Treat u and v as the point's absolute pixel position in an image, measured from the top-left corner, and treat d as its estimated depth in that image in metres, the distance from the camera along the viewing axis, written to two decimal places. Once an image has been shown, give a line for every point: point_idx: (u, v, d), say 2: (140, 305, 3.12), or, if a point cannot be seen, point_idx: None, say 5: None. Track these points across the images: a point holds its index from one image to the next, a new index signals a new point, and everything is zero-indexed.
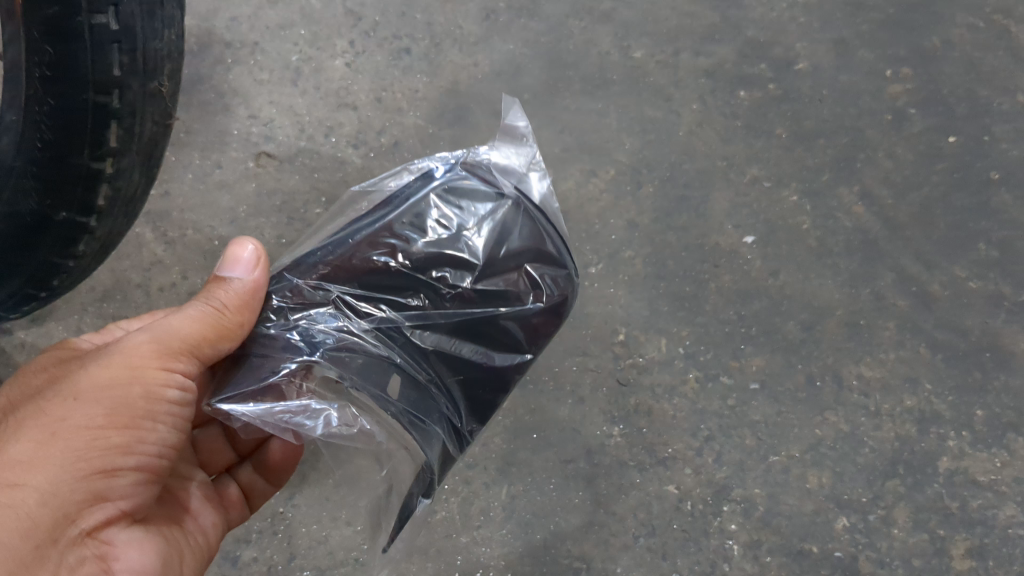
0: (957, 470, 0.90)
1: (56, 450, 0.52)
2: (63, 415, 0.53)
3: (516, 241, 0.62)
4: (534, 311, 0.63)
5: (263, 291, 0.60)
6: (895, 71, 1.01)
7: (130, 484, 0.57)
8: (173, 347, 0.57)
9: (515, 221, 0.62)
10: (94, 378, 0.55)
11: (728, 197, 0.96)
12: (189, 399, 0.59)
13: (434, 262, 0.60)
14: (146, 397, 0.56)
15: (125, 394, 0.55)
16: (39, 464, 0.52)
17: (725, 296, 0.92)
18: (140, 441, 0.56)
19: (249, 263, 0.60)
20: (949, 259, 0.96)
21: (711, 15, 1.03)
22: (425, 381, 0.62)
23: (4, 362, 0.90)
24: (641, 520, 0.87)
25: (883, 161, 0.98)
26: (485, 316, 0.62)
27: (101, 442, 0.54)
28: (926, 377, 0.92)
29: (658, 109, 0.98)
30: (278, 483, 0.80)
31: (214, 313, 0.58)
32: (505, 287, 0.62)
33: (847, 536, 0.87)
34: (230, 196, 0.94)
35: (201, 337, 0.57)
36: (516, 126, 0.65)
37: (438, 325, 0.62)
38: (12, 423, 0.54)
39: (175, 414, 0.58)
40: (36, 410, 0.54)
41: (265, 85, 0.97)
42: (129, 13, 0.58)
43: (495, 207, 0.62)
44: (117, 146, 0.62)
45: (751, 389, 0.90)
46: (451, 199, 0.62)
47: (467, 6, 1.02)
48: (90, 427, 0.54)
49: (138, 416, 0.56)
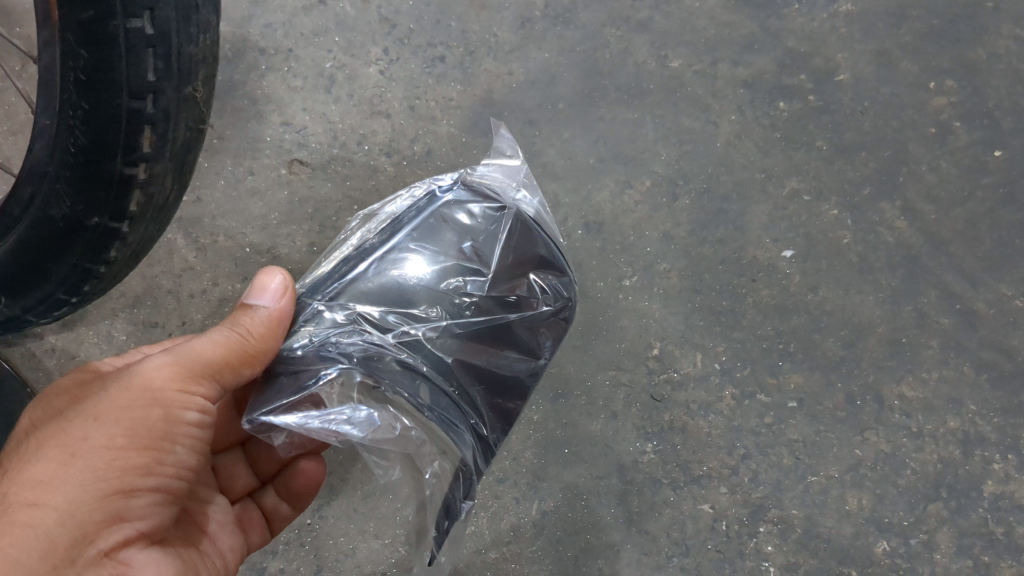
0: (1002, 494, 0.87)
1: (75, 471, 0.52)
2: (83, 435, 0.53)
3: (519, 250, 0.67)
4: (544, 317, 0.69)
5: (287, 319, 0.61)
6: (939, 84, 0.99)
7: (149, 504, 0.56)
8: (195, 370, 0.56)
9: (517, 232, 0.67)
10: (114, 398, 0.54)
11: (765, 211, 0.94)
12: (208, 420, 0.58)
13: (448, 274, 0.64)
14: (166, 417, 0.55)
15: (145, 417, 0.54)
16: (57, 485, 0.51)
17: (763, 312, 0.90)
18: (159, 462, 0.55)
19: (277, 292, 0.61)
20: (994, 276, 0.93)
21: (751, 24, 1.00)
22: (454, 389, 0.63)
23: (37, 366, 0.91)
24: (675, 539, 0.85)
25: (926, 175, 0.96)
26: (498, 323, 0.66)
27: (120, 463, 0.53)
28: (970, 399, 0.89)
29: (695, 119, 0.97)
30: (301, 507, 0.78)
31: (239, 338, 0.58)
32: (517, 294, 0.67)
33: (887, 560, 0.85)
34: (262, 204, 0.93)
35: (225, 361, 0.57)
36: (504, 149, 0.73)
37: (456, 336, 0.64)
38: (33, 445, 0.53)
39: (193, 435, 0.58)
40: (56, 431, 0.53)
41: (298, 92, 0.97)
42: (165, 18, 0.57)
43: (500, 217, 0.67)
44: (150, 152, 0.61)
45: (789, 407, 0.88)
46: (455, 213, 0.67)
47: (502, 14, 1.00)
48: (109, 447, 0.53)
49: (158, 437, 0.55)
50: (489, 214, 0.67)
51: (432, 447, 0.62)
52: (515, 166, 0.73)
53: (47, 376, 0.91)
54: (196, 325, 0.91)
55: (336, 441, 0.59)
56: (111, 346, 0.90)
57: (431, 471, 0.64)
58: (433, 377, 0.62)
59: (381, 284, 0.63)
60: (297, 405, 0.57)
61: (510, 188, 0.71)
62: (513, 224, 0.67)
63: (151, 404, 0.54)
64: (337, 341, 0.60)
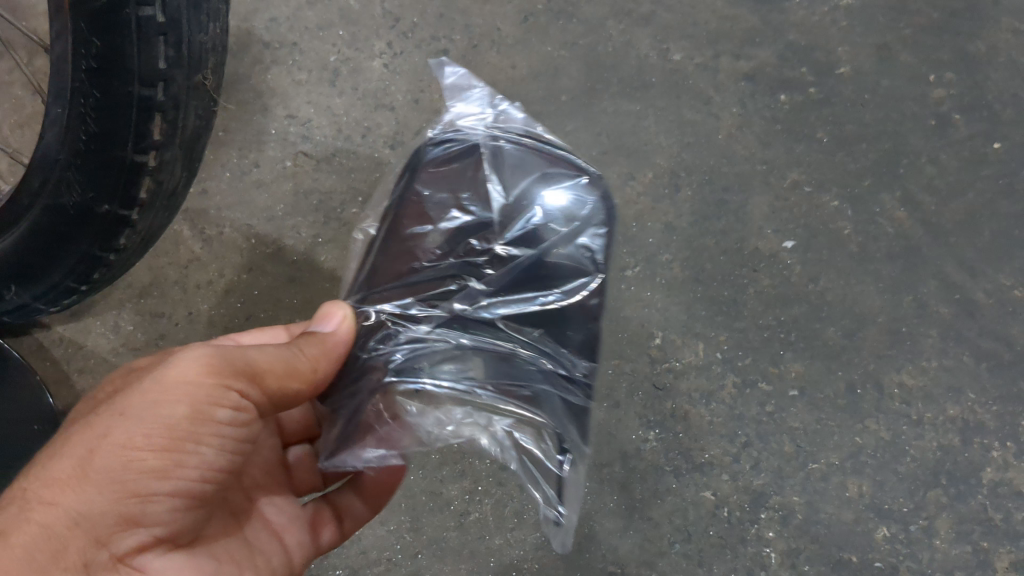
0: (1002, 481, 0.88)
1: (92, 469, 0.48)
2: (106, 430, 0.49)
3: (510, 183, 0.67)
4: (569, 234, 0.67)
5: (348, 342, 0.60)
6: (939, 76, 1.00)
7: (171, 509, 0.52)
8: (229, 368, 0.53)
9: (501, 168, 0.68)
10: (142, 394, 0.50)
11: (767, 202, 0.95)
12: (242, 420, 0.54)
13: (461, 237, 0.65)
14: (191, 414, 0.51)
15: (170, 413, 0.50)
16: (74, 484, 0.48)
17: (764, 302, 0.91)
18: (183, 464, 0.51)
19: (341, 320, 0.60)
20: (994, 266, 0.94)
21: (752, 18, 1.01)
22: (520, 352, 0.61)
23: (45, 357, 0.92)
24: (677, 525, 0.86)
25: (926, 167, 0.97)
26: (527, 262, 0.64)
27: (137, 464, 0.49)
28: (970, 387, 0.90)
29: (697, 112, 0.98)
30: (374, 508, 0.77)
31: (290, 355, 0.57)
32: (534, 227, 0.66)
33: (887, 546, 0.86)
34: (267, 195, 0.94)
35: (271, 368, 0.55)
36: (453, 80, 0.70)
37: (493, 294, 0.62)
38: (60, 440, 0.50)
39: (227, 435, 0.53)
40: (84, 426, 0.50)
41: (303, 85, 0.98)
42: (176, 7, 0.58)
43: (484, 164, 0.67)
44: (160, 139, 0.62)
45: (790, 396, 0.89)
46: (444, 181, 0.67)
47: (505, 8, 1.01)
48: (129, 446, 0.49)
49: (182, 438, 0.51)
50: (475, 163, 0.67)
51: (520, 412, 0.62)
52: (478, 104, 0.70)
53: (54, 366, 0.91)
54: (203, 316, 0.91)
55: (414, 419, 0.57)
56: (118, 336, 0.91)
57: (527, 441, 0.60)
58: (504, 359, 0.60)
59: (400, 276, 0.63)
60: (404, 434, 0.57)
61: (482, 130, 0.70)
62: (527, 154, 0.69)
63: (178, 400, 0.50)
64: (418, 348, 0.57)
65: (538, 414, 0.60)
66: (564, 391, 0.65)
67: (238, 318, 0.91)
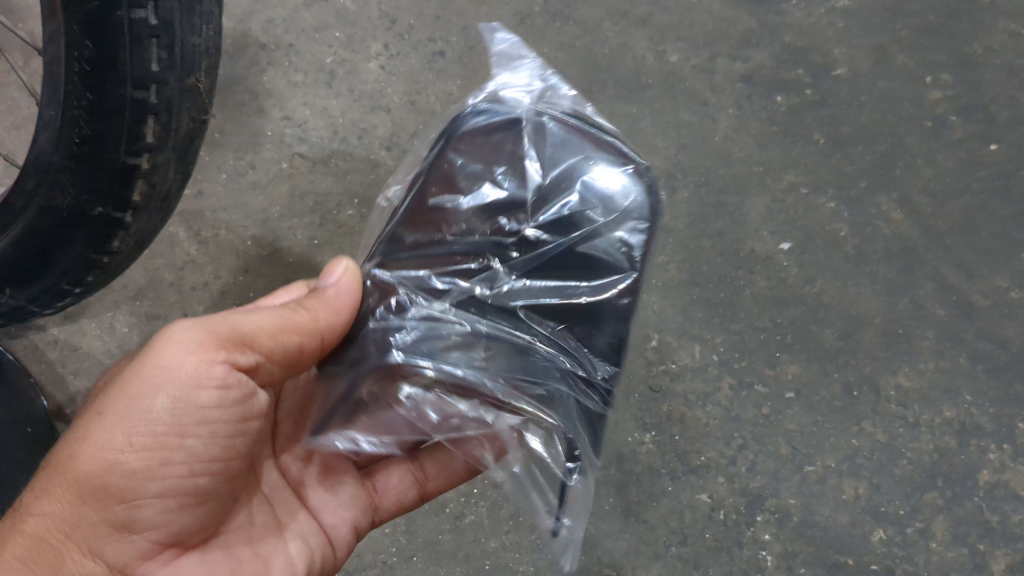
0: (998, 483, 0.87)
1: (73, 477, 0.48)
2: (85, 435, 0.49)
3: (551, 157, 0.57)
4: (613, 223, 0.57)
5: (354, 288, 0.55)
6: (935, 78, 1.00)
7: (166, 508, 0.50)
8: (210, 350, 0.50)
9: (543, 140, 0.57)
10: (118, 391, 0.49)
11: (763, 204, 0.94)
12: (235, 406, 0.52)
13: (487, 215, 0.55)
14: (172, 407, 0.49)
15: (146, 409, 0.49)
16: (60, 494, 0.48)
17: (760, 304, 0.91)
18: (169, 461, 0.49)
19: (342, 272, 0.56)
20: (991, 268, 0.94)
21: (749, 19, 1.01)
22: (540, 347, 0.53)
23: (40, 359, 0.91)
24: (673, 528, 0.86)
25: (923, 168, 0.96)
26: (561, 249, 0.55)
27: (117, 467, 0.48)
28: (967, 389, 0.90)
29: (693, 113, 0.97)
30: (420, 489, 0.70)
31: (285, 316, 0.54)
32: (573, 212, 0.56)
33: (883, 549, 0.86)
34: (263, 197, 0.94)
35: (262, 337, 0.53)
36: (502, 48, 0.62)
37: (520, 278, 0.54)
38: (56, 446, 0.51)
39: (218, 423, 0.51)
40: (73, 430, 0.50)
41: (299, 87, 0.97)
42: (168, 9, 0.58)
43: (523, 133, 0.57)
44: (153, 141, 0.62)
45: (786, 398, 0.89)
46: (475, 149, 0.57)
47: (501, 9, 1.01)
48: (106, 450, 0.48)
49: (163, 435, 0.49)
50: (512, 130, 0.57)
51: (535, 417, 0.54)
52: (525, 69, 0.61)
53: (50, 368, 0.91)
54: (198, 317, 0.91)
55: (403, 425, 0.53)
56: (113, 338, 0.91)
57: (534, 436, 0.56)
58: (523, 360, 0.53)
59: (417, 250, 0.54)
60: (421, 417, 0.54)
61: (530, 96, 0.60)
62: (574, 135, 0.58)
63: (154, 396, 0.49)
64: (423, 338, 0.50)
65: (550, 416, 0.53)
66: (581, 394, 0.56)
67: None
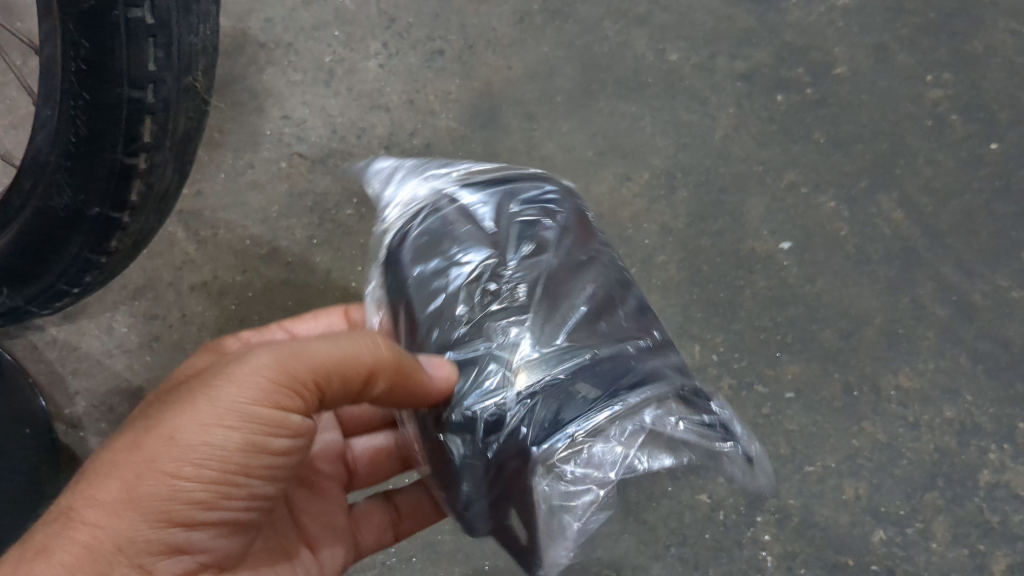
0: (999, 484, 0.87)
1: (138, 498, 0.46)
2: (155, 455, 0.47)
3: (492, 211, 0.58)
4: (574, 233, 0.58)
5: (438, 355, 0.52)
6: (935, 77, 0.99)
7: (213, 534, 0.51)
8: (286, 386, 0.49)
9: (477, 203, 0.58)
10: (195, 415, 0.47)
11: (763, 203, 0.94)
12: (296, 440, 0.52)
13: (476, 274, 0.54)
14: (243, 442, 0.48)
15: (223, 445, 0.48)
16: (121, 509, 0.46)
17: (760, 303, 0.91)
18: (231, 493, 0.50)
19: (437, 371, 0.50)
20: (991, 268, 0.93)
21: (748, 19, 1.01)
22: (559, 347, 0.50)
23: (38, 359, 0.91)
24: (673, 528, 0.86)
25: (923, 167, 0.96)
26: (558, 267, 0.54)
27: (184, 495, 0.47)
28: (967, 389, 0.90)
29: (693, 112, 0.97)
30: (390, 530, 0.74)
31: (360, 346, 0.50)
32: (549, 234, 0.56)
33: (884, 549, 0.85)
34: (262, 197, 0.94)
35: (335, 373, 0.50)
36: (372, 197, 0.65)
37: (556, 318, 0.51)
38: (112, 449, 0.48)
39: (276, 461, 0.52)
40: (134, 442, 0.47)
41: (298, 86, 0.97)
42: (165, 8, 0.57)
43: (461, 207, 0.58)
44: (150, 142, 0.61)
45: (786, 398, 0.89)
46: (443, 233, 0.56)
47: (501, 8, 1.01)
48: (177, 476, 0.47)
49: (233, 470, 0.49)
50: (450, 215, 0.57)
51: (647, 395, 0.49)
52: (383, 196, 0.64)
53: (48, 368, 0.91)
54: (196, 317, 0.90)
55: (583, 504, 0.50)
56: (112, 338, 0.91)
57: (678, 418, 0.50)
58: (600, 376, 0.49)
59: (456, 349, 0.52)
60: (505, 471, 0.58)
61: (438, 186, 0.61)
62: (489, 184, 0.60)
63: (232, 429, 0.48)
64: (535, 403, 0.48)
65: (651, 393, 0.48)
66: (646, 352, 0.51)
67: (232, 320, 0.90)
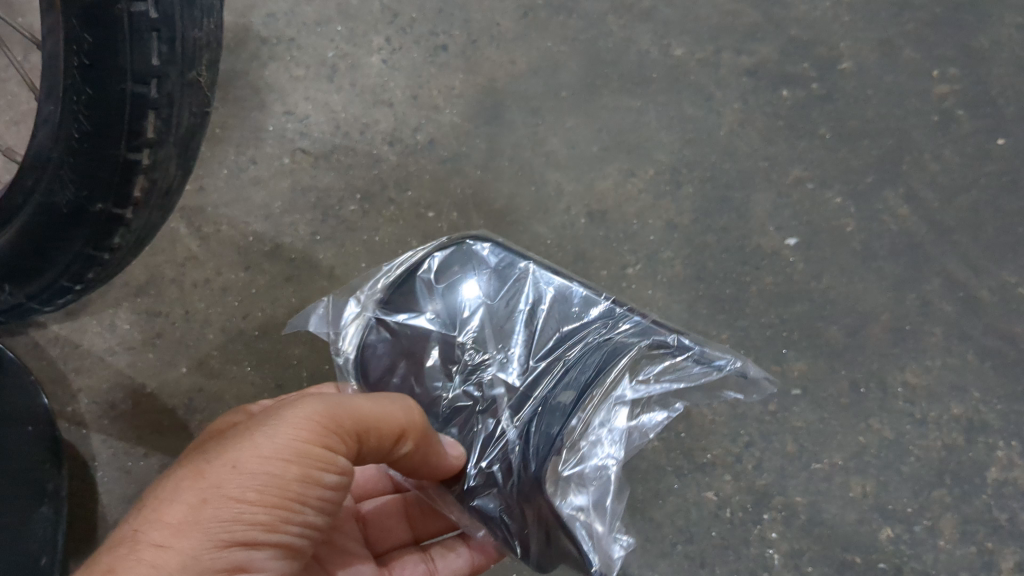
0: (1007, 481, 0.86)
1: (203, 519, 0.47)
2: (217, 481, 0.48)
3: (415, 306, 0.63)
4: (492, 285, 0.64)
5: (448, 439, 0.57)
6: (941, 72, 0.99)
7: (271, 568, 0.51)
8: (336, 427, 0.52)
9: (401, 299, 0.63)
10: (255, 446, 0.49)
11: (769, 199, 0.94)
12: (341, 487, 0.54)
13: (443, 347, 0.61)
14: (299, 475, 0.50)
15: (280, 473, 0.49)
16: (186, 529, 0.47)
17: (766, 299, 0.90)
18: (289, 524, 0.51)
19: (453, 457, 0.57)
20: (998, 263, 0.93)
21: (754, 13, 1.01)
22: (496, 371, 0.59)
23: (40, 356, 0.90)
24: (678, 526, 0.85)
25: (929, 163, 0.96)
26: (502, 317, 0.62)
27: (247, 518, 0.48)
28: (975, 385, 0.89)
29: (698, 107, 0.97)
30: None
31: (398, 406, 0.55)
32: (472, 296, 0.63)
33: (891, 547, 0.84)
34: (265, 193, 0.93)
35: (377, 425, 0.53)
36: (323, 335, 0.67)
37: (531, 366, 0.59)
38: (170, 481, 0.50)
39: (326, 499, 0.53)
40: (194, 472, 0.49)
41: (300, 81, 0.97)
42: (169, 2, 0.57)
43: (388, 314, 0.63)
44: (154, 137, 0.60)
45: (793, 395, 0.88)
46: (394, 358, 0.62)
47: (504, 3, 1.00)
48: (240, 501, 0.48)
49: (290, 499, 0.50)
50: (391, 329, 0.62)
51: (575, 346, 0.59)
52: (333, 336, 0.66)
53: (50, 365, 0.90)
54: (200, 314, 0.90)
55: (597, 478, 0.57)
56: (115, 335, 0.90)
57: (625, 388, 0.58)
58: (543, 380, 0.58)
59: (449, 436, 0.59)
60: (554, 536, 0.55)
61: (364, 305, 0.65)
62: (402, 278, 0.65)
63: (288, 462, 0.50)
64: (524, 422, 0.56)
65: (572, 351, 0.59)
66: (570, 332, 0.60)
67: (236, 317, 0.90)
